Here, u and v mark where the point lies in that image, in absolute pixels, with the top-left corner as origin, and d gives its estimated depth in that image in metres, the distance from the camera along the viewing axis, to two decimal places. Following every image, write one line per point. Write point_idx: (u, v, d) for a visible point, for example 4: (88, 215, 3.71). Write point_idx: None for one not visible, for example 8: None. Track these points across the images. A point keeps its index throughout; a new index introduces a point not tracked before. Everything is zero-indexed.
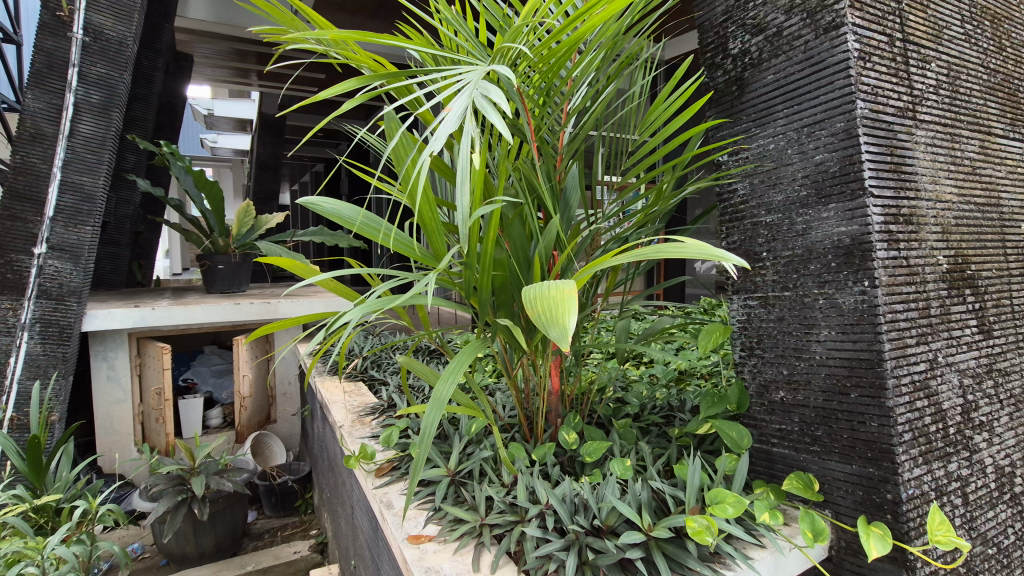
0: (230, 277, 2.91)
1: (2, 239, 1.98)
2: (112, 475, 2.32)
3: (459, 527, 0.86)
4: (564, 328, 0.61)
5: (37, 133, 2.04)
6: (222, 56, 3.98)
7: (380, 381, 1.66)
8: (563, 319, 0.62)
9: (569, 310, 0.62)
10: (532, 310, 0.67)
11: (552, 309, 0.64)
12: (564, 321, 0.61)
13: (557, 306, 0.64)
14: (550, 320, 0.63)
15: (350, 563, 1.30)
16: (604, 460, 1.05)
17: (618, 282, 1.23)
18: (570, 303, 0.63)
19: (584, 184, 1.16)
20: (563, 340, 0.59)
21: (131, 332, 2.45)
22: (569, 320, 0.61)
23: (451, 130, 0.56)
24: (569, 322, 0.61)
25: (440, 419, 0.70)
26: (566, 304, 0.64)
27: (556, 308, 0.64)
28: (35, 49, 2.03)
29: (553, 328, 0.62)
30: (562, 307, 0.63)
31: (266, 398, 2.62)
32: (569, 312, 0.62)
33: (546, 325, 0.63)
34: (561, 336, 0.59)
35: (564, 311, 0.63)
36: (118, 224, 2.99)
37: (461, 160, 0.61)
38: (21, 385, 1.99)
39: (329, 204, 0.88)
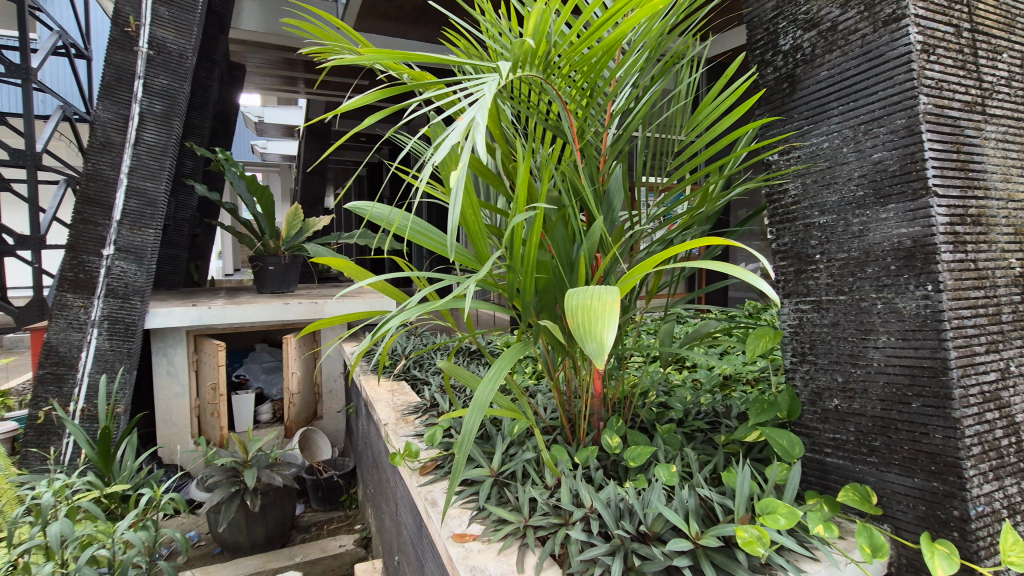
0: (279, 277, 3.02)
1: (75, 241, 2.12)
2: (170, 465, 2.44)
3: (503, 527, 0.87)
4: (602, 343, 0.61)
5: (106, 141, 2.18)
6: (273, 65, 4.13)
7: (423, 381, 1.70)
8: (601, 334, 0.61)
9: (608, 323, 0.62)
10: (573, 321, 0.67)
11: (592, 322, 0.64)
12: (601, 336, 0.61)
13: (598, 317, 0.64)
14: (589, 334, 0.63)
15: (394, 559, 1.33)
16: (648, 466, 1.03)
17: (662, 285, 1.22)
18: (611, 315, 0.63)
19: (628, 185, 1.14)
20: (599, 356, 0.58)
21: (189, 330, 2.57)
22: (606, 335, 0.60)
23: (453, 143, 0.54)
24: (607, 337, 0.60)
25: (481, 422, 0.70)
26: (606, 316, 0.63)
27: (595, 322, 0.63)
28: (105, 64, 2.17)
29: (592, 342, 0.61)
30: (602, 320, 0.63)
31: (312, 395, 2.70)
32: (608, 326, 0.61)
33: (583, 338, 0.63)
34: (596, 353, 0.59)
35: (603, 325, 0.62)
36: (178, 227, 3.15)
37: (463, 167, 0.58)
38: (91, 378, 2.13)
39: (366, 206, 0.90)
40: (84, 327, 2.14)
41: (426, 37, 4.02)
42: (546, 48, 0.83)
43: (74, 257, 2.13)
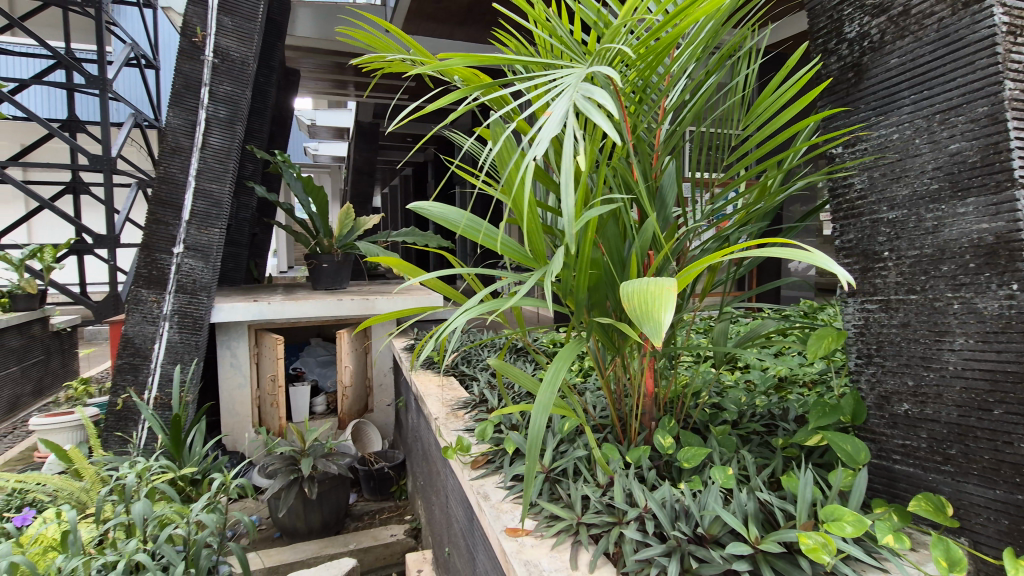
0: (332, 275, 3.12)
1: (148, 240, 2.26)
2: (233, 452, 2.58)
3: (556, 523, 0.87)
4: (659, 325, 0.60)
5: (176, 145, 2.31)
6: (324, 69, 4.26)
7: (471, 377, 1.72)
8: (659, 315, 0.60)
9: (665, 305, 0.61)
10: (628, 304, 0.66)
11: (650, 303, 0.63)
12: (659, 317, 0.60)
13: (654, 300, 0.63)
14: (646, 316, 0.62)
15: (444, 550, 1.36)
16: (703, 467, 1.01)
17: (716, 283, 1.19)
18: (668, 297, 0.61)
19: (681, 180, 1.13)
20: (656, 336, 0.58)
21: (250, 325, 2.69)
22: (664, 316, 0.59)
23: (553, 134, 0.56)
24: (664, 318, 0.59)
25: (547, 420, 0.72)
26: (662, 299, 0.62)
27: (656, 302, 0.62)
28: (176, 73, 2.29)
29: (648, 324, 0.61)
30: (659, 302, 0.61)
31: (364, 388, 2.79)
32: (665, 307, 0.60)
33: (641, 321, 0.62)
34: (654, 333, 0.58)
35: (661, 306, 0.61)
36: (239, 227, 3.31)
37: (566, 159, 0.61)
38: (163, 368, 2.27)
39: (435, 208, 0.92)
40: (157, 320, 2.28)
41: (472, 37, 4.04)
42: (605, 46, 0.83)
43: (148, 254, 2.28)
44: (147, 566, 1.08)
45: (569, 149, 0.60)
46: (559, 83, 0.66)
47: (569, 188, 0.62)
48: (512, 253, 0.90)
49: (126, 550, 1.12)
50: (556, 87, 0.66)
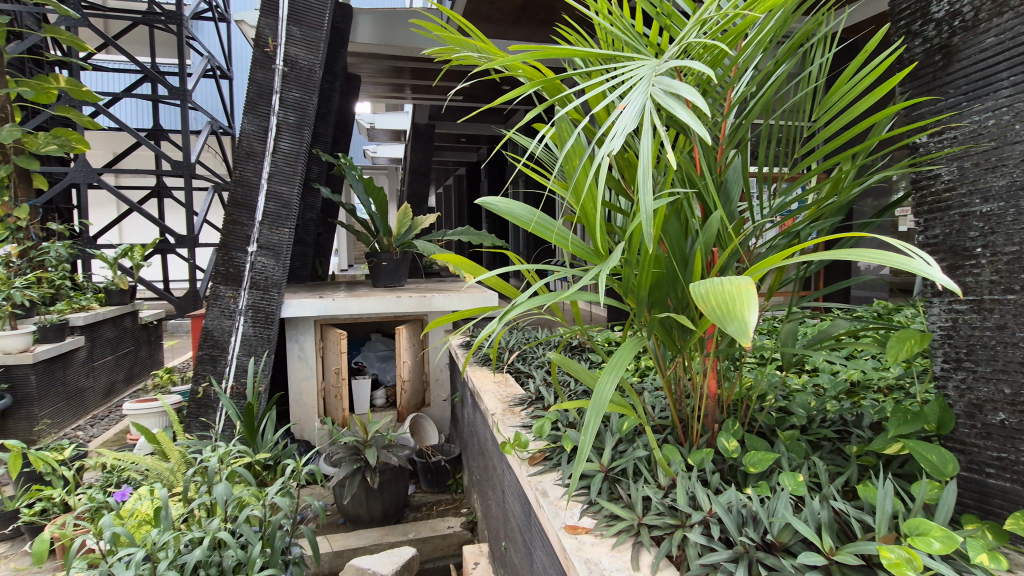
0: (392, 273, 3.17)
1: (226, 239, 2.42)
2: (300, 440, 2.71)
3: (617, 523, 0.86)
4: (743, 323, 0.58)
5: (250, 150, 2.45)
6: (382, 73, 4.40)
7: (527, 374, 1.73)
8: (743, 314, 0.59)
9: (748, 304, 0.59)
10: (707, 304, 0.65)
11: (731, 302, 0.61)
12: (743, 315, 0.59)
13: (735, 299, 0.61)
14: (728, 315, 0.61)
15: (501, 545, 1.38)
16: (770, 473, 0.98)
17: (783, 282, 1.13)
18: (749, 295, 0.60)
19: (747, 175, 1.08)
20: (744, 336, 0.56)
21: (316, 320, 2.80)
22: (749, 315, 0.57)
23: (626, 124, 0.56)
24: (749, 317, 0.58)
25: (601, 420, 0.72)
26: (744, 297, 0.60)
27: (741, 299, 0.60)
28: (250, 82, 2.44)
29: (731, 323, 0.59)
30: (741, 301, 0.60)
31: (421, 382, 2.86)
32: (749, 306, 0.58)
33: (723, 321, 0.61)
34: (740, 331, 0.57)
35: (744, 305, 0.59)
36: (306, 227, 3.47)
37: (643, 153, 0.61)
38: (239, 360, 2.43)
39: (501, 203, 0.94)
40: (233, 314, 2.43)
41: (527, 35, 4.04)
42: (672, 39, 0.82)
43: (226, 253, 2.44)
44: (229, 543, 1.15)
45: (646, 141, 0.60)
46: (637, 75, 0.66)
47: (647, 180, 0.62)
48: (573, 248, 0.91)
49: (211, 528, 1.20)
50: (630, 79, 0.66)
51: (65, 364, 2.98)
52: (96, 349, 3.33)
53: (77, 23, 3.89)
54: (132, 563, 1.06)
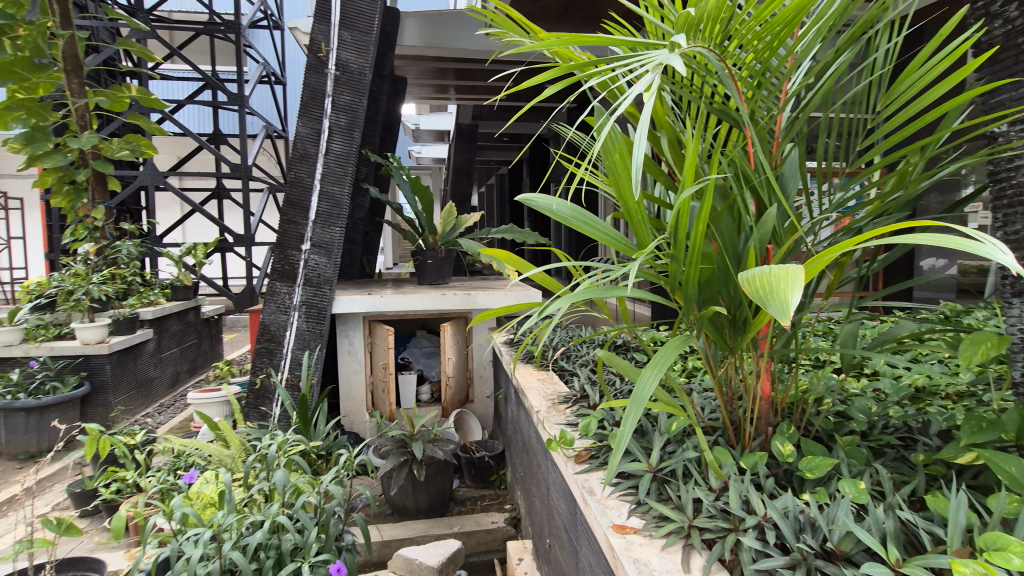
0: (437, 271, 3.21)
1: (282, 238, 2.53)
2: (350, 432, 2.80)
3: (666, 524, 0.85)
4: (785, 303, 0.57)
5: (304, 153, 2.55)
6: (427, 74, 4.47)
7: (571, 372, 1.72)
8: (786, 294, 0.57)
9: (792, 284, 0.58)
10: (752, 287, 0.64)
11: (776, 284, 0.60)
12: (785, 296, 0.58)
13: (780, 281, 0.60)
14: (772, 296, 0.60)
15: (545, 542, 1.38)
16: (828, 479, 0.94)
17: (842, 280, 1.08)
18: (794, 277, 0.59)
19: (805, 170, 1.04)
20: (783, 315, 0.55)
21: (365, 316, 2.88)
22: (790, 295, 0.56)
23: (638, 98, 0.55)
24: (790, 296, 0.57)
25: (640, 418, 0.71)
26: (790, 278, 0.59)
27: (786, 282, 0.59)
28: (304, 86, 2.53)
29: (774, 303, 0.58)
30: (786, 282, 0.59)
31: (465, 379, 2.89)
32: (793, 287, 0.57)
33: (766, 301, 0.60)
34: (780, 311, 0.56)
35: (789, 287, 0.58)
36: (355, 226, 3.57)
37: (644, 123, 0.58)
38: (293, 353, 2.53)
39: (541, 201, 0.94)
40: (288, 310, 2.54)
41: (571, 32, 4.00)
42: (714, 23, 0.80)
43: (282, 251, 2.55)
44: (287, 527, 1.21)
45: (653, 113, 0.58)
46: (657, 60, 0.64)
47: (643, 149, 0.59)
48: (614, 242, 0.89)
49: (271, 512, 1.26)
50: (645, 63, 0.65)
51: (136, 356, 3.19)
52: (163, 341, 3.55)
53: (146, 35, 4.14)
54: (200, 542, 1.13)
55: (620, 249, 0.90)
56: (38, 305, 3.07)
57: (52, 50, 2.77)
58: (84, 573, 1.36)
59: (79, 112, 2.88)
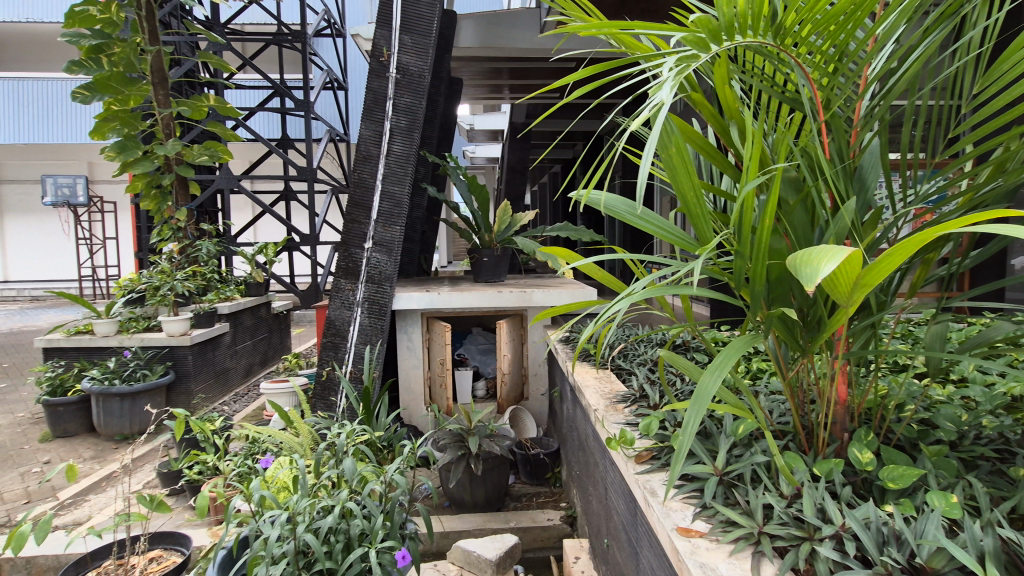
0: (492, 268, 3.24)
1: (346, 237, 2.65)
2: (409, 425, 2.88)
3: (734, 530, 0.82)
4: (816, 272, 0.58)
5: (367, 154, 2.65)
6: (482, 75, 4.52)
7: (629, 371, 1.70)
8: (817, 264, 0.58)
9: (830, 258, 0.58)
10: (794, 262, 0.64)
11: (818, 255, 0.60)
12: (819, 266, 0.58)
13: (821, 255, 0.60)
14: (807, 267, 0.60)
15: (602, 542, 1.37)
16: (914, 491, 0.88)
17: (928, 278, 1.00)
18: (835, 252, 0.58)
19: (886, 162, 0.96)
20: (809, 281, 0.55)
21: (423, 313, 2.95)
22: (823, 265, 0.56)
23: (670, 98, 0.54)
24: (824, 266, 0.57)
25: (703, 416, 0.70)
26: (831, 253, 0.59)
27: (820, 253, 0.59)
28: (368, 91, 2.63)
29: (807, 272, 0.59)
30: (825, 255, 0.59)
31: (520, 376, 2.90)
32: (829, 259, 0.57)
33: (800, 272, 0.61)
34: (810, 277, 0.56)
35: (825, 259, 0.58)
36: (413, 225, 3.66)
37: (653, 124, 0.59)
38: (356, 347, 2.63)
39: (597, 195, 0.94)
40: (352, 306, 2.65)
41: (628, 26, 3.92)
42: (770, 10, 0.77)
43: (346, 250, 2.67)
44: (355, 513, 1.26)
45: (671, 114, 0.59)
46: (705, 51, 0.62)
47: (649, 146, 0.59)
48: (674, 239, 0.88)
49: (340, 498, 1.33)
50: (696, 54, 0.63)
51: (214, 347, 3.42)
52: (238, 334, 3.79)
53: (222, 48, 4.42)
54: (276, 523, 1.20)
55: (678, 243, 0.88)
56: (130, 300, 3.35)
57: (142, 65, 3.03)
58: (173, 546, 1.47)
59: (165, 121, 3.13)
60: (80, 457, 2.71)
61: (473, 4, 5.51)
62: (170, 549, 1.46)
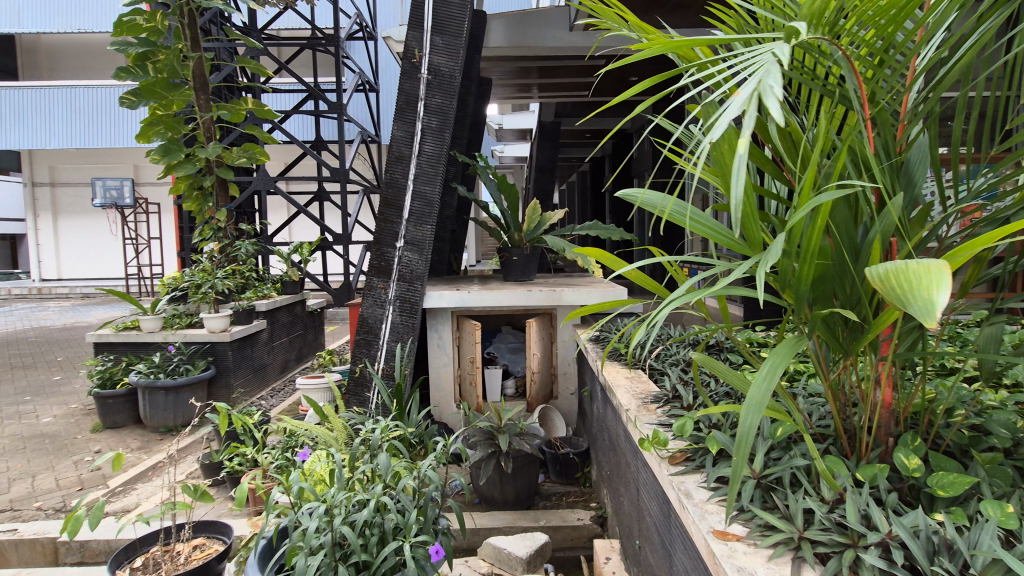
0: (522, 267, 3.24)
1: (378, 236, 2.69)
2: (439, 422, 2.91)
3: (773, 534, 0.80)
4: (929, 301, 0.54)
5: (399, 155, 2.69)
6: (512, 74, 4.53)
7: (661, 372, 1.67)
8: (929, 293, 0.54)
9: (938, 282, 0.54)
10: (883, 283, 0.60)
11: (911, 279, 0.57)
12: (928, 294, 0.54)
13: (920, 277, 0.56)
14: (909, 294, 0.56)
15: (634, 543, 1.36)
16: (965, 499, 0.84)
17: (981, 277, 0.96)
18: (940, 273, 0.55)
19: (936, 157, 0.92)
20: (928, 318, 0.52)
21: (453, 311, 2.97)
22: (937, 294, 0.53)
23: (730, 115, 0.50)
24: (938, 295, 0.53)
25: (759, 422, 0.67)
26: (932, 274, 0.55)
27: (917, 278, 0.56)
28: (400, 92, 2.67)
29: (915, 302, 0.55)
30: (928, 279, 0.55)
31: (549, 374, 2.90)
32: (939, 284, 0.54)
33: (904, 300, 0.57)
34: (926, 312, 0.53)
35: (930, 284, 0.55)
36: (444, 224, 3.70)
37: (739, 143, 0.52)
38: (388, 345, 2.68)
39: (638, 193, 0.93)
40: (384, 304, 2.69)
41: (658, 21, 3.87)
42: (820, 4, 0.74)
43: (379, 249, 2.71)
44: (389, 507, 1.28)
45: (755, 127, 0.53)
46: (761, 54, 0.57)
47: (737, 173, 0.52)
48: (722, 238, 0.86)
49: (375, 492, 1.35)
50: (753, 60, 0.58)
51: (252, 344, 3.53)
52: (275, 331, 3.90)
53: (259, 53, 4.55)
54: (315, 515, 1.23)
55: (727, 244, 0.85)
56: (173, 298, 3.48)
57: (184, 71, 3.15)
58: (215, 535, 1.52)
59: (206, 124, 3.24)
60: (128, 447, 2.83)
61: (502, 4, 5.53)
62: (212, 538, 1.51)
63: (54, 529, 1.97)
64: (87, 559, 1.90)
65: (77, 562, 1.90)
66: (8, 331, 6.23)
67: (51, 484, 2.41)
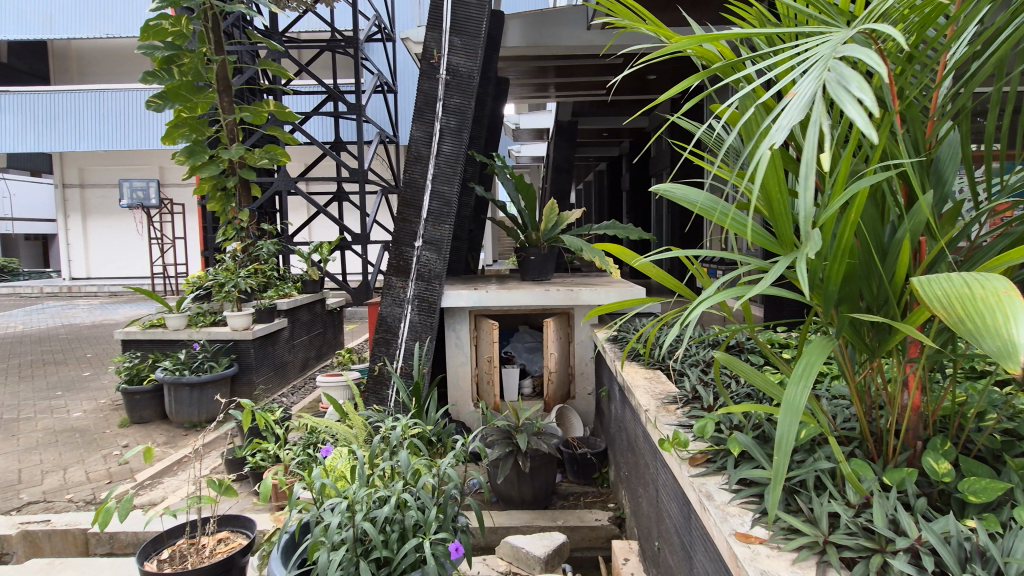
0: (539, 267, 3.23)
1: (397, 236, 2.71)
2: (457, 421, 2.92)
3: (797, 538, 0.79)
4: (1003, 339, 0.54)
5: (418, 155, 2.71)
6: (529, 74, 4.52)
7: (681, 372, 1.66)
8: (1006, 329, 0.54)
9: (1013, 320, 0.54)
10: (948, 313, 0.60)
11: (983, 315, 0.57)
12: (1004, 332, 0.54)
13: (990, 311, 0.56)
14: (980, 328, 0.56)
15: (653, 545, 1.35)
16: (998, 505, 0.82)
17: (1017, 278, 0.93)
18: (1013, 309, 0.55)
19: (969, 155, 0.89)
20: (1009, 360, 0.52)
21: (470, 311, 2.98)
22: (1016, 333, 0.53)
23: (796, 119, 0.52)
24: (1015, 334, 0.53)
25: (797, 426, 0.68)
26: (1006, 309, 0.55)
27: (988, 314, 0.56)
28: (419, 93, 2.70)
29: (988, 338, 0.55)
30: (1002, 315, 0.55)
31: (567, 374, 2.89)
32: (1015, 323, 0.53)
33: (974, 334, 0.56)
34: (1003, 352, 0.53)
35: (1004, 319, 0.55)
36: (461, 224, 3.71)
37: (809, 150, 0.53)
38: (407, 344, 2.70)
39: (678, 189, 0.92)
40: (402, 303, 2.71)
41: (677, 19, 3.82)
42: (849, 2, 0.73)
43: (397, 248, 2.73)
44: (409, 504, 1.29)
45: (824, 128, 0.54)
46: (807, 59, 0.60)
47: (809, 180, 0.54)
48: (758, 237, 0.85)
49: (396, 489, 1.36)
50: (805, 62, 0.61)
51: (273, 342, 3.58)
52: (295, 330, 3.96)
53: (280, 55, 4.62)
54: (337, 510, 1.25)
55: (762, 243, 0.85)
56: (198, 296, 3.55)
57: (208, 74, 3.21)
58: (239, 528, 1.55)
59: (229, 126, 3.31)
60: (154, 442, 2.89)
61: (519, 4, 5.53)
62: (236, 531, 1.54)
63: (85, 520, 2.03)
64: (116, 550, 1.96)
65: (107, 553, 1.96)
66: (40, 328, 6.42)
67: (81, 477, 2.48)
